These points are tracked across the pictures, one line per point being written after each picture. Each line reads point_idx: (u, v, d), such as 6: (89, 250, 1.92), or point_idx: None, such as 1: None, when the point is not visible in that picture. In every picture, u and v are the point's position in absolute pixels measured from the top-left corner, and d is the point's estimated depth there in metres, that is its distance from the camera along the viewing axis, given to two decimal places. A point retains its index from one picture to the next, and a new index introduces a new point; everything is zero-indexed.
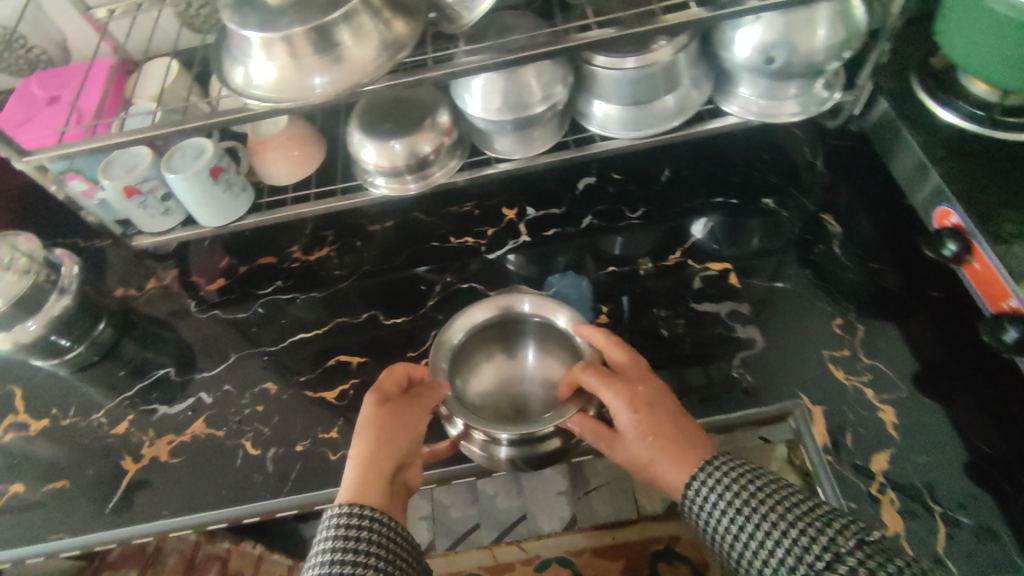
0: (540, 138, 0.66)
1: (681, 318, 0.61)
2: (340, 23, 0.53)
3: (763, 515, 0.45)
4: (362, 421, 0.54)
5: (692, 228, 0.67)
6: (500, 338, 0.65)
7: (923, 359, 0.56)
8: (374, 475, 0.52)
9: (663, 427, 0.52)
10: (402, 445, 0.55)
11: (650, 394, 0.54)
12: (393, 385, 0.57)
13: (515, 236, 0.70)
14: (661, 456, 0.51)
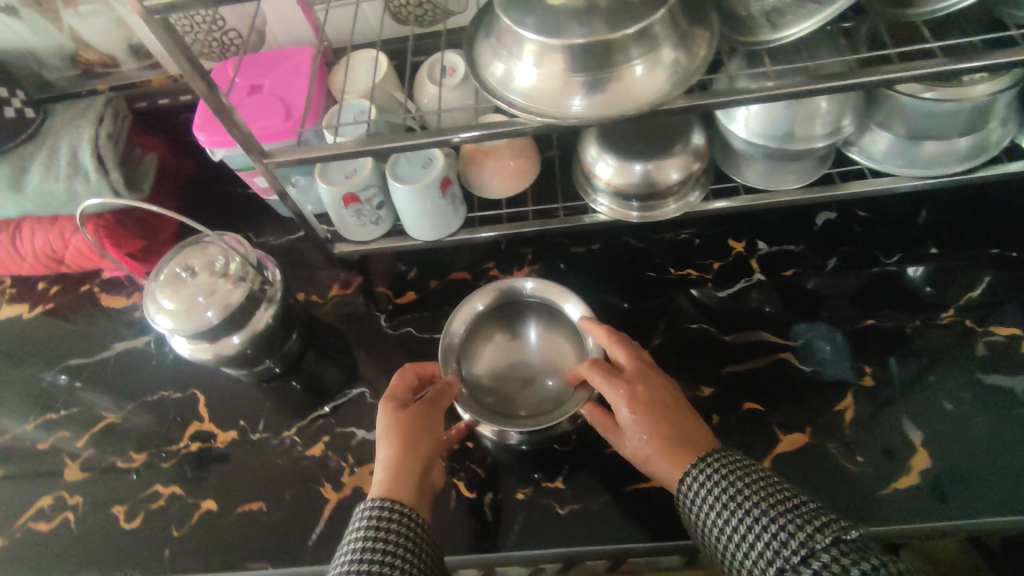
0: (795, 172, 0.58)
1: (966, 391, 0.54)
2: (633, 41, 0.45)
3: (747, 512, 0.41)
4: (381, 431, 0.50)
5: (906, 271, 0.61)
6: (503, 327, 0.63)
7: None
8: (395, 479, 0.47)
9: (660, 422, 0.49)
10: (428, 448, 0.50)
11: (656, 387, 0.51)
12: (402, 388, 0.53)
13: (747, 273, 0.63)
14: (658, 453, 0.48)
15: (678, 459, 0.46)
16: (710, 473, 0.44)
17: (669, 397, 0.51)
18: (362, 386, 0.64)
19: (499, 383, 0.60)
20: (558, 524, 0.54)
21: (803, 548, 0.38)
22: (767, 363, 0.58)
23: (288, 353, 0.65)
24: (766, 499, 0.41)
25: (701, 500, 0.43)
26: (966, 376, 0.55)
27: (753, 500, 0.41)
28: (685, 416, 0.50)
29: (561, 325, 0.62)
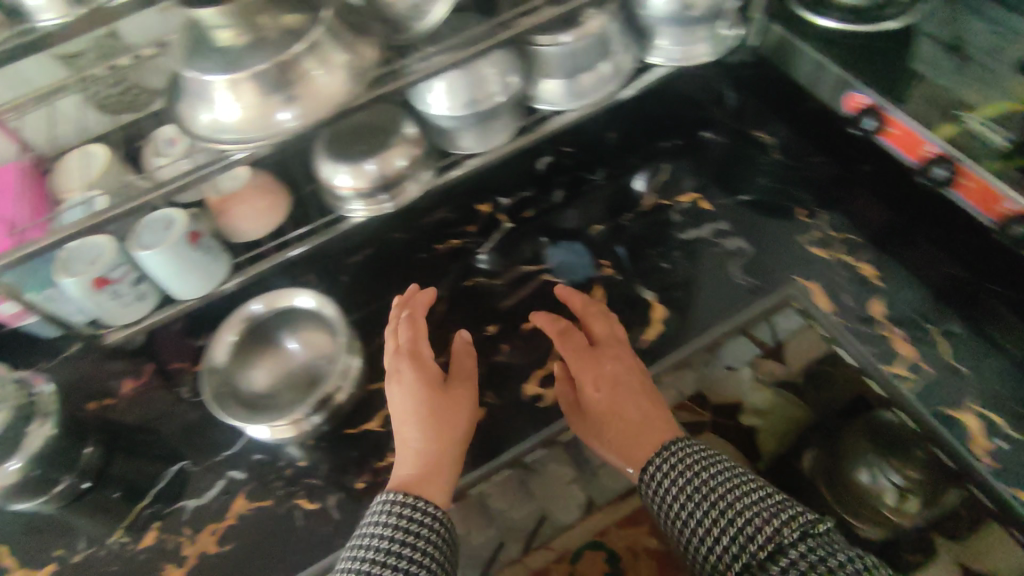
0: (500, 128, 0.69)
1: (676, 249, 0.68)
2: (305, 55, 0.52)
3: (716, 506, 0.47)
4: (404, 403, 0.57)
5: (635, 183, 0.74)
6: (257, 348, 0.63)
7: (871, 225, 0.66)
8: (423, 466, 0.53)
9: (625, 406, 0.57)
10: (453, 440, 0.56)
11: (627, 368, 0.59)
12: (428, 371, 0.59)
13: (497, 226, 0.73)
14: (619, 430, 0.56)
15: (639, 437, 0.55)
16: (674, 459, 0.51)
17: (636, 377, 0.59)
18: (182, 459, 0.63)
19: (271, 395, 0.61)
20: None
21: (770, 543, 0.44)
22: (532, 290, 0.68)
23: (87, 464, 0.61)
24: (738, 492, 0.47)
25: (662, 487, 0.50)
26: (670, 238, 0.69)
27: (722, 496, 0.47)
28: (651, 393, 0.58)
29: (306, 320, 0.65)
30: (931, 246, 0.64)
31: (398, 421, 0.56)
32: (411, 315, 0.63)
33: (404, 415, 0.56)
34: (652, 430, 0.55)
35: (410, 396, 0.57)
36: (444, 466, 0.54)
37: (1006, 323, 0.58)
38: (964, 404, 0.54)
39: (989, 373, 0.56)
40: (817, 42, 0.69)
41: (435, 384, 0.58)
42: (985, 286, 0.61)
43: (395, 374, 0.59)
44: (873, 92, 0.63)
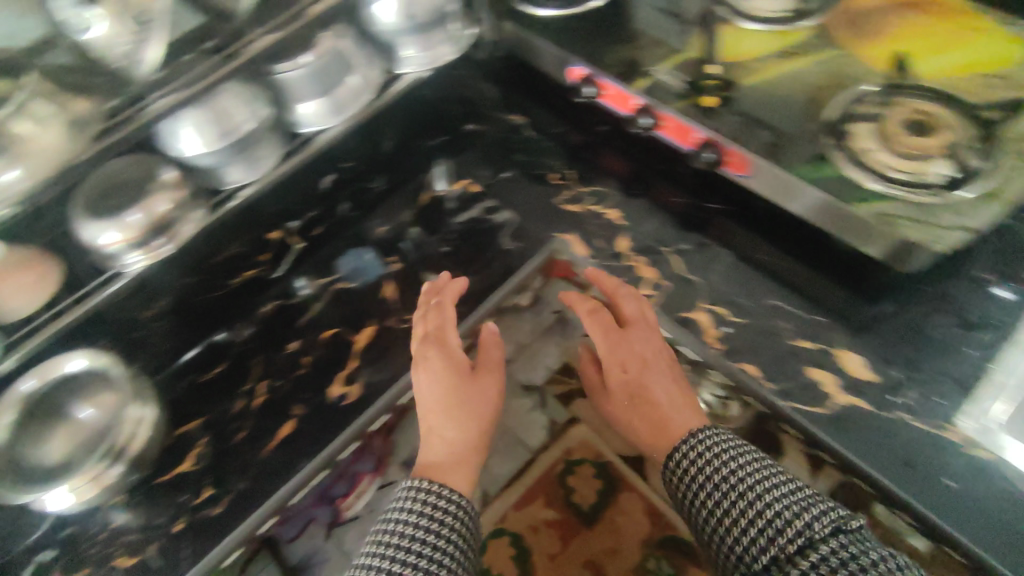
0: (266, 155, 0.72)
1: (454, 233, 0.74)
2: (13, 117, 0.53)
3: (735, 488, 0.51)
4: (432, 395, 0.61)
5: (439, 178, 0.80)
6: (46, 423, 0.63)
7: (613, 174, 0.76)
8: (451, 455, 0.59)
9: (659, 391, 0.62)
10: (477, 425, 0.62)
11: (652, 353, 0.64)
12: (455, 359, 0.63)
13: (290, 249, 0.76)
14: (643, 407, 0.62)
15: (666, 421, 0.60)
16: (698, 446, 0.55)
17: (663, 359, 0.64)
18: None
19: (63, 463, 0.60)
20: (221, 521, 0.58)
21: (798, 538, 0.46)
22: (331, 300, 0.71)
23: None
24: (763, 480, 0.51)
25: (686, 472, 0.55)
26: (448, 225, 0.75)
27: (751, 489, 0.50)
28: (670, 380, 0.63)
29: (88, 381, 0.65)
30: (660, 181, 0.74)
31: (424, 407, 0.62)
32: (428, 307, 0.65)
33: (433, 403, 0.61)
34: (682, 417, 0.60)
35: (439, 383, 0.61)
36: (472, 458, 0.60)
37: (728, 233, 0.69)
38: (698, 304, 0.65)
39: (715, 275, 0.66)
40: (537, 31, 0.79)
41: (459, 371, 0.62)
42: (704, 205, 0.72)
43: (425, 361, 0.62)
44: (584, 64, 0.74)
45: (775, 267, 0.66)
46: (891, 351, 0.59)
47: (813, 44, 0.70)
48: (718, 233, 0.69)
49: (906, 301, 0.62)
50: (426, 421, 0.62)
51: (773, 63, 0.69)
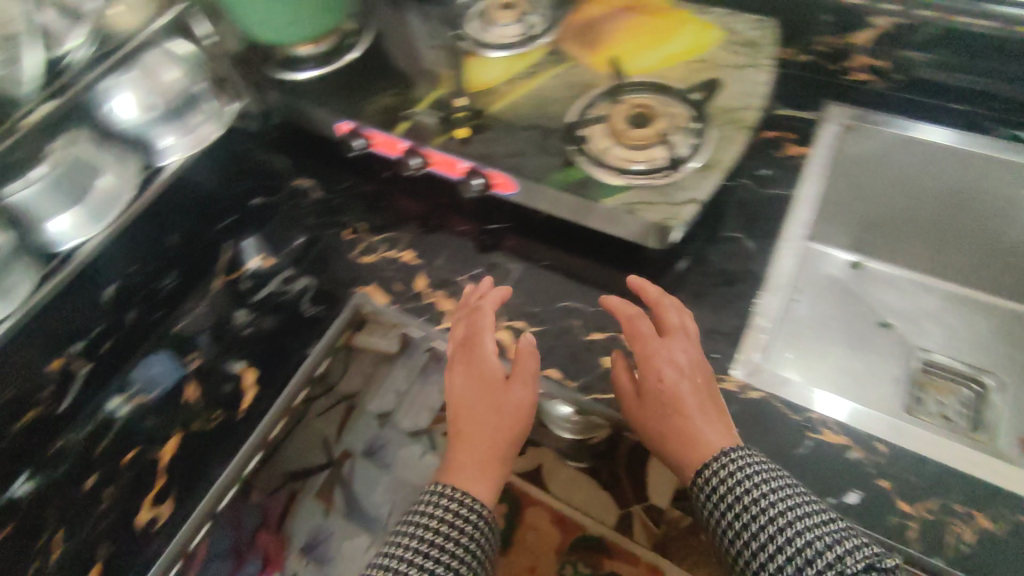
0: (18, 280, 0.67)
1: (253, 312, 0.72)
2: None
3: (761, 511, 0.47)
4: (467, 394, 0.59)
5: (247, 249, 0.78)
6: None
7: (399, 216, 0.79)
8: (467, 463, 0.56)
9: (690, 398, 0.56)
10: (492, 449, 0.56)
11: (688, 367, 0.58)
12: (490, 369, 0.60)
13: (75, 377, 0.68)
14: (678, 414, 0.55)
15: (692, 430, 0.54)
16: (730, 465, 0.50)
17: (704, 376, 0.58)
18: None
19: None
20: None
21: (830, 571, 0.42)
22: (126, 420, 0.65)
23: None
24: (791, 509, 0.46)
25: (714, 492, 0.50)
26: (246, 305, 0.73)
27: (783, 514, 0.46)
28: (711, 401, 0.56)
29: None
30: (443, 214, 0.78)
31: (459, 408, 0.59)
32: (470, 310, 0.64)
33: (464, 406, 0.59)
34: (717, 438, 0.53)
35: (473, 381, 0.60)
36: (496, 470, 0.56)
37: (510, 249, 0.74)
38: (499, 324, 0.67)
39: (508, 290, 0.70)
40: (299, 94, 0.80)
41: (493, 379, 0.59)
42: (486, 227, 0.76)
43: (466, 356, 0.61)
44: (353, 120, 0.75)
45: (558, 265, 0.72)
46: None
47: (547, 63, 0.78)
48: (505, 248, 0.74)
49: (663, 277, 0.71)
50: (455, 430, 0.58)
51: (516, 88, 0.76)
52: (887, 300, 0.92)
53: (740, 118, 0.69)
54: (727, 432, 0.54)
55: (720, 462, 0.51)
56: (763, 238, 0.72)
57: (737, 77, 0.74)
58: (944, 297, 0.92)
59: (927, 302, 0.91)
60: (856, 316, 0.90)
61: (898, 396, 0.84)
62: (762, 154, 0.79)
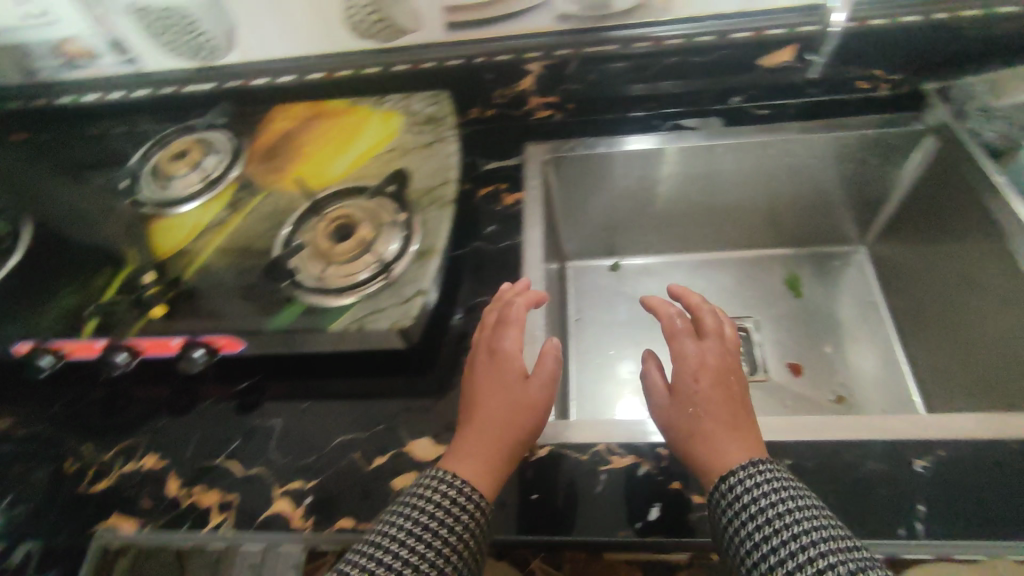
0: None
1: None
2: None
3: (784, 527, 0.43)
4: (491, 392, 0.57)
5: None
6: None
7: (134, 415, 0.69)
8: (474, 452, 0.53)
9: (721, 395, 0.55)
10: (501, 453, 0.53)
11: (719, 368, 0.58)
12: (516, 366, 0.58)
13: None
14: (711, 402, 0.55)
15: (723, 421, 0.53)
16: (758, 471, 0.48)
17: (740, 385, 0.57)
18: None
19: None
20: None
21: None
22: None
23: None
24: (813, 527, 0.43)
25: (737, 497, 0.47)
26: None
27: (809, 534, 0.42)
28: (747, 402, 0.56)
29: None
30: (184, 393, 0.70)
31: (478, 400, 0.57)
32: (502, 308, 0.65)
33: (485, 397, 0.57)
34: (748, 438, 0.52)
35: (495, 377, 0.58)
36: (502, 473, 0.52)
37: (269, 402, 0.68)
38: (274, 495, 0.61)
39: (275, 451, 0.64)
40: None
41: (518, 378, 0.58)
42: (237, 389, 0.70)
43: (496, 349, 0.61)
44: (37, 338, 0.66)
45: (325, 395, 0.68)
46: (449, 415, 0.65)
47: (242, 201, 0.75)
48: (269, 398, 0.69)
49: (432, 367, 0.69)
50: (468, 421, 0.56)
51: (214, 236, 0.72)
52: (649, 288, 1.02)
53: (441, 195, 0.72)
54: (758, 435, 0.53)
55: (745, 471, 0.48)
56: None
57: (426, 155, 0.77)
58: (691, 266, 1.04)
59: (678, 277, 1.03)
60: (627, 311, 0.99)
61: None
62: (484, 210, 0.83)
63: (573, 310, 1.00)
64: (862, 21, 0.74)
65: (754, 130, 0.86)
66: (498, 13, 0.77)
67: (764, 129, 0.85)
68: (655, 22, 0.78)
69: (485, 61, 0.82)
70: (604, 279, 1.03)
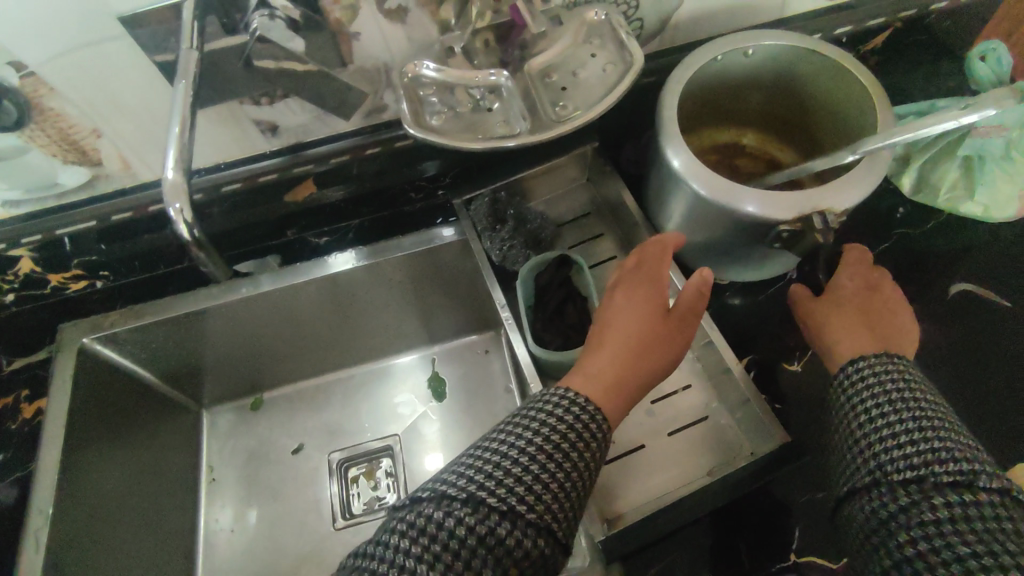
0: None
1: None
2: None
3: (896, 407, 0.49)
4: (629, 312, 0.57)
5: None
6: None
7: None
8: (596, 374, 0.54)
9: (873, 303, 0.59)
10: (630, 380, 0.54)
11: (867, 288, 0.60)
12: (659, 297, 0.58)
13: None
14: (856, 303, 0.59)
15: (869, 319, 0.57)
16: (885, 367, 0.52)
17: (894, 302, 0.60)
18: None
19: None
20: None
21: (935, 469, 0.45)
22: None
23: None
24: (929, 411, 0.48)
25: (857, 378, 0.52)
26: None
27: (921, 415, 0.48)
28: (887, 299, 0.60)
29: None
30: None
31: (609, 320, 0.58)
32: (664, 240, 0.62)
33: (617, 320, 0.57)
34: (878, 329, 0.57)
35: (642, 296, 0.58)
36: (625, 401, 0.54)
37: None
38: None
39: None
40: None
41: (660, 307, 0.57)
42: None
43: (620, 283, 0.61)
44: None
45: None
46: None
47: None
48: None
49: None
50: (601, 345, 0.56)
51: None
52: (288, 419, 0.95)
53: None
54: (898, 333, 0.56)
55: (876, 357, 0.53)
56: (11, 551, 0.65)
57: None
58: (332, 383, 0.98)
59: (327, 401, 0.97)
60: (266, 456, 0.92)
61: (323, 513, 0.88)
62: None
63: (207, 469, 0.91)
64: (351, 151, 0.68)
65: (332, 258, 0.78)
66: None
67: (319, 265, 0.78)
68: (134, 186, 0.67)
69: None
70: (243, 424, 0.95)
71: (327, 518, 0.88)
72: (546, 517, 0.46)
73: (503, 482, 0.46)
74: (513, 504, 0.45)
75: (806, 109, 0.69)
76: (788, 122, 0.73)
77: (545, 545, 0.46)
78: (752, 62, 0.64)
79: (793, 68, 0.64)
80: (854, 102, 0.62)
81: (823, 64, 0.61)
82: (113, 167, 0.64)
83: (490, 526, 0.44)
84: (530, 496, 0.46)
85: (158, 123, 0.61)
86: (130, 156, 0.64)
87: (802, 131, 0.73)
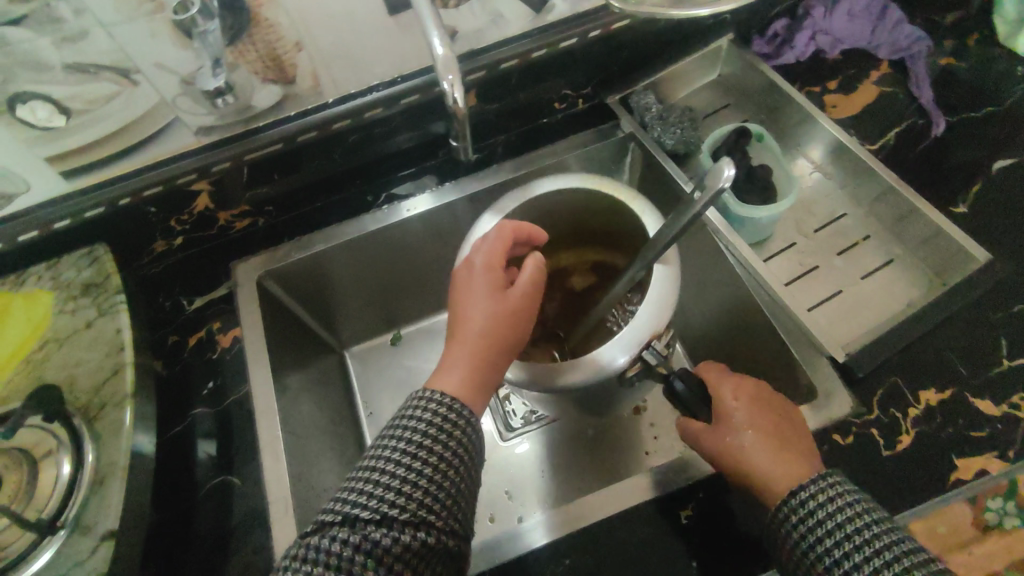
0: None
1: None
2: None
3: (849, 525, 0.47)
4: (478, 303, 0.57)
5: None
6: None
7: None
8: (458, 372, 0.55)
9: (780, 436, 0.56)
10: (495, 362, 0.57)
11: (753, 412, 0.58)
12: (498, 279, 0.58)
13: None
14: (757, 437, 0.56)
15: (780, 450, 0.55)
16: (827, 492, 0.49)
17: (795, 438, 0.56)
18: None
19: None
20: None
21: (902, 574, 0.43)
22: None
23: None
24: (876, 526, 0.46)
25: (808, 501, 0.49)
26: None
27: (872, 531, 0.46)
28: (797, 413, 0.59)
29: None
30: None
31: (461, 314, 0.58)
32: (518, 224, 0.60)
33: (467, 310, 0.57)
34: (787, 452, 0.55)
35: (486, 281, 0.58)
36: (487, 381, 0.56)
37: None
38: None
39: None
40: None
41: (500, 291, 0.58)
42: None
43: (473, 264, 0.59)
44: None
45: None
46: None
47: None
48: None
49: None
50: (459, 338, 0.57)
51: None
52: (429, 354, 0.98)
53: (111, 391, 0.60)
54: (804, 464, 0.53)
55: (814, 483, 0.50)
56: (244, 467, 0.66)
57: (85, 340, 0.63)
58: None
59: None
60: (416, 384, 0.95)
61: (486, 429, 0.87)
62: (199, 364, 0.72)
63: (362, 403, 0.93)
64: (522, 54, 0.70)
65: (406, 203, 0.80)
66: (122, 145, 0.63)
67: (391, 211, 0.80)
68: (318, 106, 0.68)
69: (131, 201, 0.68)
70: (386, 360, 0.98)
71: (491, 438, 0.86)
72: (422, 509, 0.47)
73: (375, 497, 0.46)
74: (387, 510, 0.46)
75: (596, 224, 0.72)
76: (588, 236, 0.76)
77: (429, 537, 0.47)
78: (542, 195, 0.66)
79: (568, 206, 0.69)
80: (616, 211, 0.67)
81: (583, 198, 0.68)
82: (304, 86, 0.66)
83: (369, 535, 0.44)
84: (408, 496, 0.47)
85: (356, 34, 0.63)
86: (322, 72, 0.65)
87: (607, 234, 0.74)
